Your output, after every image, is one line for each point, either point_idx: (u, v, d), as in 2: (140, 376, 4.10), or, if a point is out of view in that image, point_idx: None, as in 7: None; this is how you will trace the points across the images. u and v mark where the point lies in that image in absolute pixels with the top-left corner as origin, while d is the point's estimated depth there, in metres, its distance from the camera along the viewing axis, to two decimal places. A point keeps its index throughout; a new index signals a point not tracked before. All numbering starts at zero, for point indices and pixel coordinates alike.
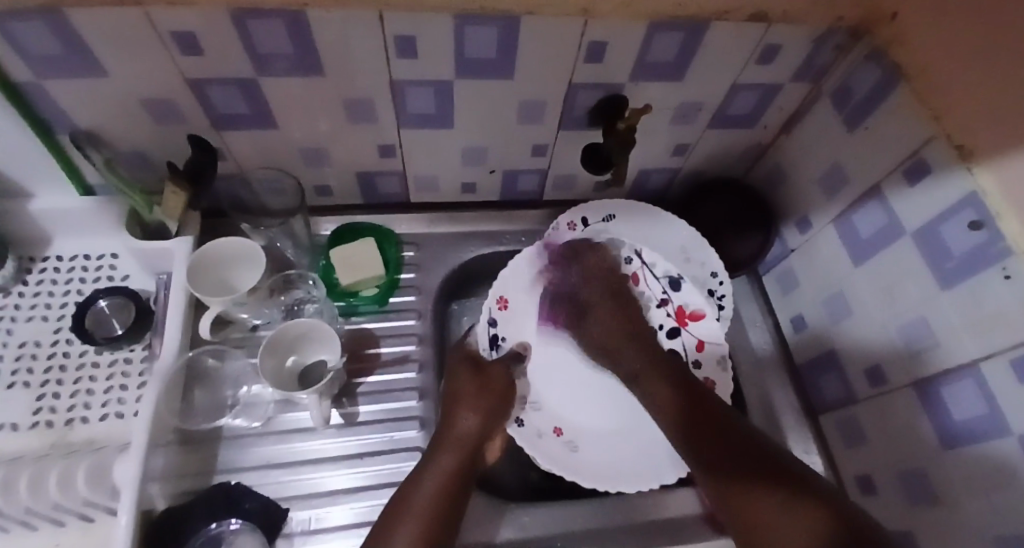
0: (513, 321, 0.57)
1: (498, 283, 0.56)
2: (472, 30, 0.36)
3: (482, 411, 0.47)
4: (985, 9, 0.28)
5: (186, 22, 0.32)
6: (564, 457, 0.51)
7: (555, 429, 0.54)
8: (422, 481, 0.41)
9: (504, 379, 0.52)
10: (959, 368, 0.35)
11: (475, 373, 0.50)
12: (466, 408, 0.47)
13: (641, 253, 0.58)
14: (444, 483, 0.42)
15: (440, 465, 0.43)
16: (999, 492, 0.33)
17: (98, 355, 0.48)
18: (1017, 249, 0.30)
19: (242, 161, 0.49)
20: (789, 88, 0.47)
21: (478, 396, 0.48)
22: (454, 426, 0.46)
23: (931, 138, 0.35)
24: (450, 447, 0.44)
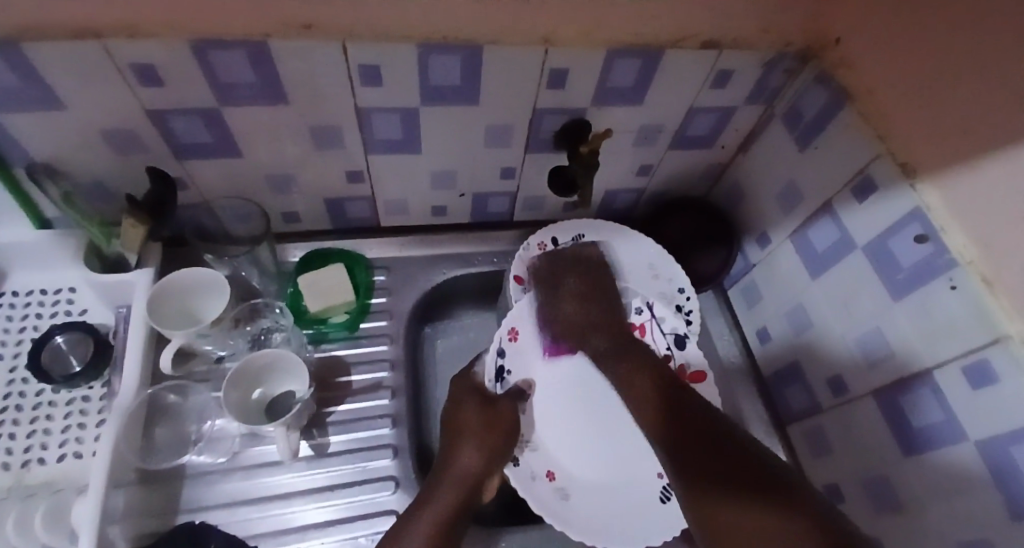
0: (523, 355, 0.55)
1: (513, 314, 0.54)
2: (437, 59, 0.37)
3: (488, 448, 0.47)
4: (931, 33, 0.30)
5: (146, 54, 0.32)
6: (558, 505, 0.48)
7: (548, 473, 0.50)
8: (419, 518, 0.41)
9: (510, 413, 0.51)
10: (916, 376, 0.37)
11: (485, 408, 0.49)
12: (471, 444, 0.47)
13: (652, 305, 0.56)
14: (441, 522, 0.41)
15: (439, 502, 0.42)
16: (959, 496, 0.34)
17: (54, 394, 0.46)
18: (962, 260, 0.31)
19: (206, 190, 0.48)
20: (744, 111, 0.49)
21: (485, 431, 0.48)
22: (456, 463, 0.46)
23: (876, 157, 0.37)
24: (452, 483, 0.44)
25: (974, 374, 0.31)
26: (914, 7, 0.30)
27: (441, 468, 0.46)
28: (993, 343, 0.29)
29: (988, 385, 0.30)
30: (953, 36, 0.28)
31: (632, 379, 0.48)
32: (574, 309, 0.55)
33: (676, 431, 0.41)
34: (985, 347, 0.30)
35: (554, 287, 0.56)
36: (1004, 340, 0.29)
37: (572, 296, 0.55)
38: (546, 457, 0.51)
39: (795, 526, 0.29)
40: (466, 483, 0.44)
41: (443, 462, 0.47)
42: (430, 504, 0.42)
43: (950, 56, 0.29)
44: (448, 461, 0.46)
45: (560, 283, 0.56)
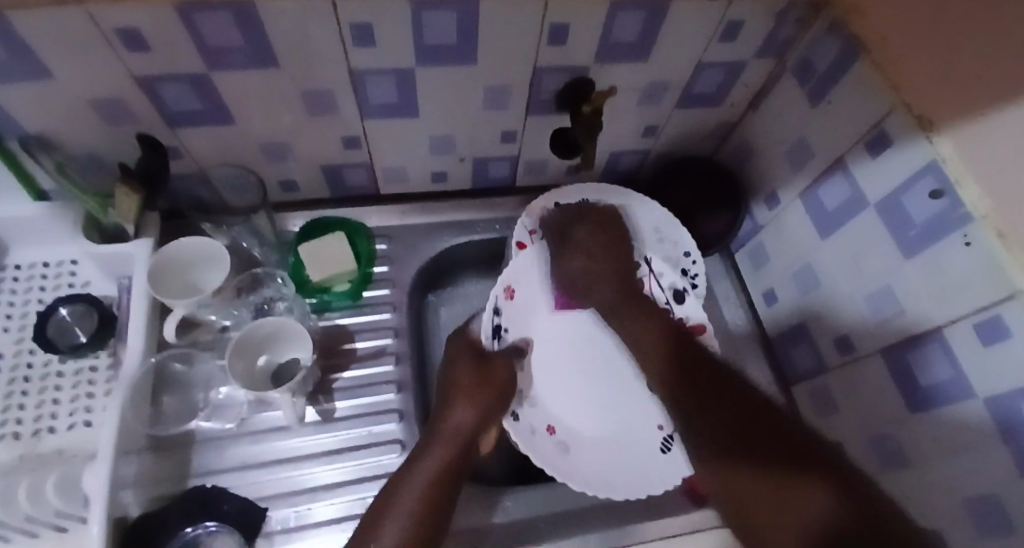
0: (517, 312, 0.55)
1: (509, 271, 0.54)
2: (430, 15, 0.35)
3: (480, 405, 0.47)
4: None
5: (128, 18, 0.31)
6: (555, 454, 0.49)
7: (548, 428, 0.52)
8: (412, 472, 0.41)
9: (504, 377, 0.50)
10: (926, 333, 0.36)
11: (477, 364, 0.49)
12: (463, 400, 0.46)
13: (650, 260, 0.57)
14: (434, 476, 0.41)
15: (431, 458, 0.42)
16: (966, 452, 0.34)
17: (62, 365, 0.46)
18: (976, 214, 0.30)
19: (201, 159, 0.47)
20: (753, 65, 0.47)
21: (477, 388, 0.47)
22: (449, 419, 0.45)
23: (891, 109, 0.36)
24: (445, 438, 0.44)
25: (986, 331, 0.31)
26: None
27: (433, 424, 0.46)
28: (1007, 299, 0.29)
29: (1000, 341, 0.30)
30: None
31: (644, 325, 0.53)
32: (585, 261, 0.56)
33: (709, 393, 0.42)
34: (998, 303, 0.29)
35: (565, 241, 0.56)
36: (1018, 296, 0.28)
37: (581, 249, 0.56)
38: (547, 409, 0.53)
39: (820, 506, 0.31)
40: (459, 438, 0.44)
41: (435, 419, 0.46)
42: (422, 458, 0.42)
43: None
44: (441, 416, 0.46)
45: (569, 234, 0.56)
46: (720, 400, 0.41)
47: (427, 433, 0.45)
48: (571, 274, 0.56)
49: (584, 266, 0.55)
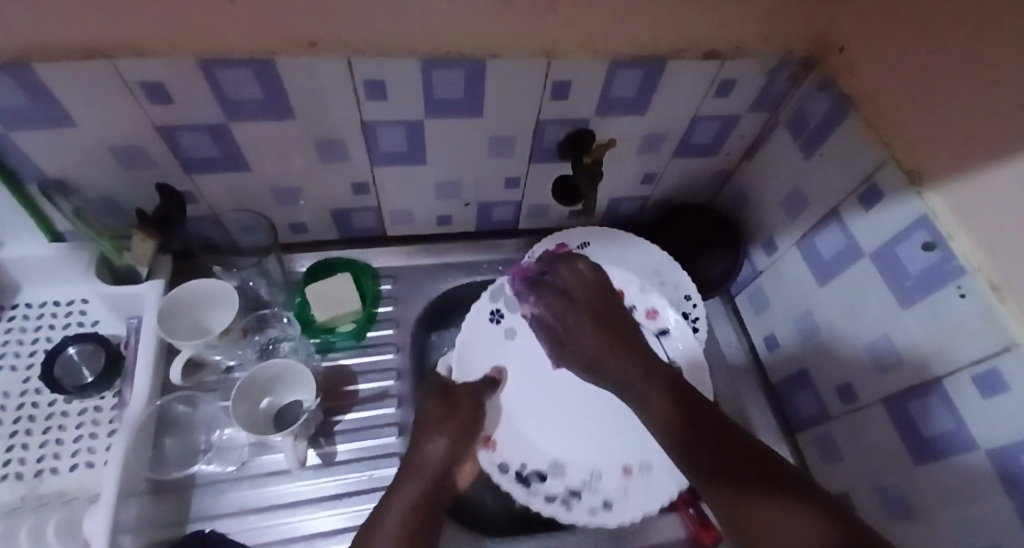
0: (488, 347, 0.55)
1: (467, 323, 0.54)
2: (440, 72, 0.37)
3: (454, 436, 0.47)
4: (936, 46, 0.30)
5: (155, 73, 0.33)
6: (630, 497, 0.49)
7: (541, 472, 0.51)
8: (389, 508, 0.41)
9: (471, 405, 0.50)
10: (925, 384, 0.36)
11: (443, 398, 0.49)
12: (436, 433, 0.46)
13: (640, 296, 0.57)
14: (410, 510, 0.42)
15: (405, 492, 0.43)
16: (974, 508, 0.33)
17: (67, 404, 0.47)
18: (970, 268, 0.31)
19: (215, 204, 0.49)
20: (748, 118, 0.49)
21: (447, 415, 0.48)
22: (423, 453, 0.45)
23: (881, 164, 0.37)
24: (421, 474, 0.44)
25: (986, 383, 0.31)
26: (920, 17, 0.30)
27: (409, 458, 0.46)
28: (1004, 351, 0.29)
29: (1000, 394, 0.30)
30: (959, 46, 0.28)
31: (643, 393, 0.48)
32: (594, 341, 0.52)
33: (730, 458, 0.40)
34: (996, 356, 0.30)
35: (566, 337, 0.53)
36: (1014, 349, 0.28)
37: (587, 330, 0.52)
38: (576, 477, 0.51)
39: None
40: (433, 474, 0.44)
41: (410, 453, 0.47)
42: (397, 495, 0.42)
43: (956, 65, 0.29)
44: (413, 452, 0.46)
45: (569, 319, 0.53)
46: (729, 466, 0.39)
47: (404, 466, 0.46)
48: (579, 338, 0.52)
49: (596, 341, 0.51)
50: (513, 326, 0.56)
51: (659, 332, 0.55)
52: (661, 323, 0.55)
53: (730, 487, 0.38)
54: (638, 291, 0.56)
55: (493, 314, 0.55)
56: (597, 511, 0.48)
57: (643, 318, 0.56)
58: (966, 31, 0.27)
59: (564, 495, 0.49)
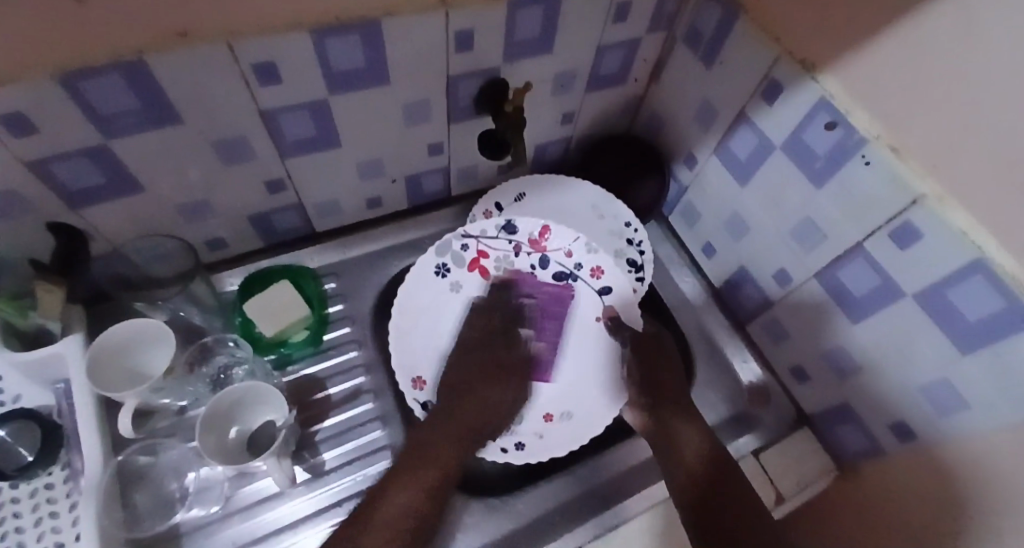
0: (431, 296, 0.55)
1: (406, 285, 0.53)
2: (335, 41, 0.35)
3: (504, 384, 0.52)
4: None
5: (9, 101, 0.28)
6: (543, 441, 0.50)
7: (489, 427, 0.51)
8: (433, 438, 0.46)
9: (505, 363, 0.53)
10: (850, 251, 0.39)
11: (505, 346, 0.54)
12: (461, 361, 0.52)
13: (594, 253, 0.55)
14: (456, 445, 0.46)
15: (448, 436, 0.46)
16: (895, 350, 0.38)
17: (14, 490, 0.41)
18: (870, 136, 0.33)
19: (114, 237, 0.44)
20: (647, 41, 0.50)
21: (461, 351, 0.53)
22: (487, 394, 0.50)
23: (776, 58, 0.39)
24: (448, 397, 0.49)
25: (899, 236, 0.33)
26: None
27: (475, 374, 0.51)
28: (913, 203, 0.31)
29: (912, 243, 0.32)
30: None
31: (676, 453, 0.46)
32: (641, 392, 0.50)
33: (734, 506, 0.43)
34: (906, 210, 0.32)
35: (643, 342, 0.52)
36: (921, 200, 0.31)
37: (652, 357, 0.51)
38: None
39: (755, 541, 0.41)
40: (487, 414, 0.49)
41: (468, 382, 0.51)
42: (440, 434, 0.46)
43: None
44: (460, 398, 0.50)
45: (648, 343, 0.52)
46: (734, 500, 0.44)
47: (444, 402, 0.49)
48: (653, 381, 0.50)
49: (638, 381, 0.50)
50: (459, 280, 0.56)
51: (602, 292, 0.55)
52: (604, 282, 0.55)
53: (694, 445, 0.46)
54: (584, 249, 0.56)
55: (438, 267, 0.55)
56: (509, 449, 0.49)
57: (586, 275, 0.56)
58: None
59: None
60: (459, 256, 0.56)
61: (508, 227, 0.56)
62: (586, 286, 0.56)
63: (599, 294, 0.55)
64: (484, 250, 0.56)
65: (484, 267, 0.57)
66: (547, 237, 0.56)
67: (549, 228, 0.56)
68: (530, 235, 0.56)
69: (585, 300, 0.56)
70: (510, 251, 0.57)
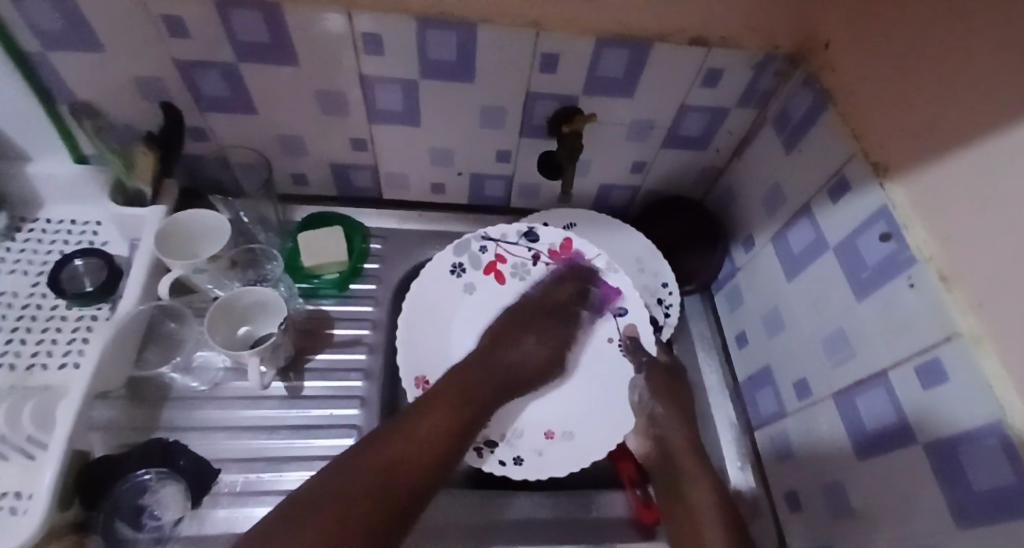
0: (446, 289, 0.56)
1: (429, 269, 0.55)
2: (433, 33, 0.40)
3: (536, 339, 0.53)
4: (911, 38, 0.30)
5: (177, 8, 0.36)
6: (544, 459, 0.50)
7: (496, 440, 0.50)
8: (411, 423, 0.40)
9: (509, 321, 0.55)
10: (874, 377, 0.35)
11: (537, 304, 0.56)
12: (523, 338, 0.52)
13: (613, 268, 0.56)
14: (446, 431, 0.42)
15: (439, 416, 0.42)
16: (891, 500, 0.33)
17: (67, 310, 0.50)
18: (922, 258, 0.30)
19: (223, 143, 0.53)
20: (736, 114, 0.50)
21: (494, 335, 0.53)
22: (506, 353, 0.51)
23: (852, 156, 0.37)
24: (497, 395, 0.48)
25: (927, 373, 0.30)
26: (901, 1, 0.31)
27: (524, 332, 0.53)
28: (946, 339, 0.28)
29: (938, 384, 0.29)
30: (928, 41, 0.29)
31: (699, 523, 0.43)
32: (684, 453, 0.48)
33: None
34: (938, 345, 0.29)
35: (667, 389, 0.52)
36: (957, 337, 0.27)
37: (677, 412, 0.51)
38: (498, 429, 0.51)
39: None
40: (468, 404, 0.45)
41: (507, 329, 0.53)
42: (425, 415, 0.41)
43: (924, 56, 0.29)
44: (467, 363, 0.49)
45: (674, 395, 0.52)
46: None
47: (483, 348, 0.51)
48: (670, 436, 0.49)
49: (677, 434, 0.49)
50: (474, 280, 0.57)
51: (617, 313, 0.55)
52: (621, 303, 0.55)
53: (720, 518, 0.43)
54: (605, 266, 0.56)
55: (454, 266, 0.57)
56: (508, 463, 0.49)
57: (605, 295, 0.56)
58: (934, 18, 0.28)
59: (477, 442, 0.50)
60: (478, 257, 0.58)
61: (530, 234, 0.58)
62: (602, 305, 0.56)
63: (615, 316, 0.56)
64: (504, 254, 0.58)
65: (501, 270, 0.58)
66: (568, 249, 0.57)
67: (570, 240, 0.57)
68: (551, 245, 0.57)
69: (602, 318, 0.56)
70: (528, 259, 0.58)
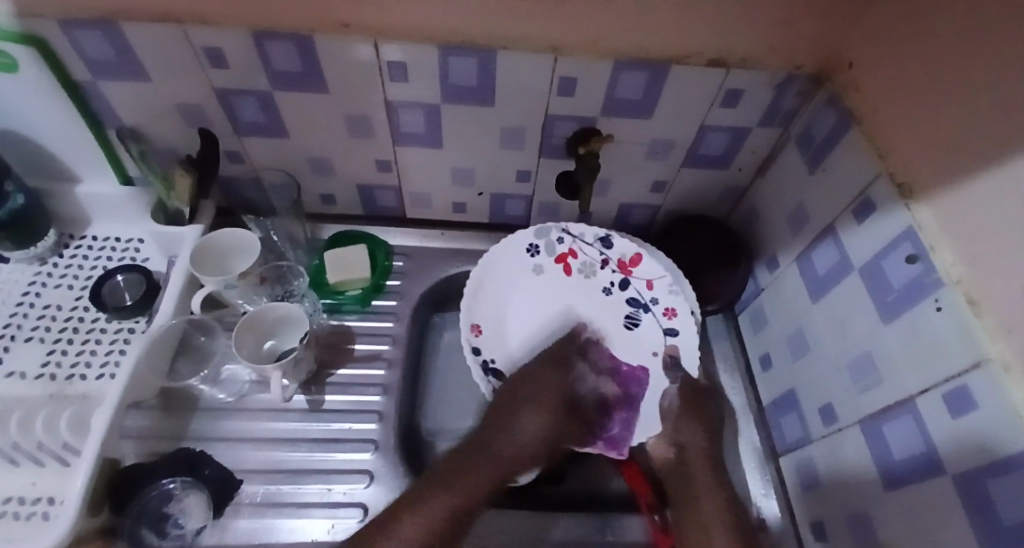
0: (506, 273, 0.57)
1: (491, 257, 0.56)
2: (454, 60, 0.41)
3: (545, 421, 0.48)
4: (935, 58, 0.30)
5: (217, 40, 0.39)
6: None
7: None
8: (411, 515, 0.41)
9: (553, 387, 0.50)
10: (900, 404, 0.34)
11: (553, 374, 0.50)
12: (523, 416, 0.48)
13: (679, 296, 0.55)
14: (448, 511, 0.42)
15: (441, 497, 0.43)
16: (920, 534, 0.31)
17: (107, 323, 0.53)
18: (949, 280, 0.29)
19: (256, 164, 0.55)
20: (758, 133, 0.49)
21: (539, 398, 0.49)
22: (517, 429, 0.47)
23: (876, 177, 0.36)
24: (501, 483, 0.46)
25: (955, 401, 0.28)
26: (924, 22, 0.31)
27: (530, 408, 0.48)
28: (975, 366, 0.27)
29: (966, 412, 0.27)
30: (953, 61, 0.28)
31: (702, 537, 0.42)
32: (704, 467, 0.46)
33: None
34: (967, 371, 0.27)
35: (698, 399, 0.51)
36: (986, 363, 0.26)
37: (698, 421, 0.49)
38: None
39: None
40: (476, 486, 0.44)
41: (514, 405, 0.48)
42: (434, 503, 0.42)
43: (949, 75, 0.29)
44: (493, 427, 0.48)
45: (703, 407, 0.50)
46: None
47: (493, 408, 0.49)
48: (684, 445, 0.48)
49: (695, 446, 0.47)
50: (542, 263, 0.58)
51: (667, 332, 0.54)
52: (673, 323, 0.54)
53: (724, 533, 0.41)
54: (666, 288, 0.56)
55: (529, 246, 0.58)
56: None
57: (658, 313, 0.55)
58: (958, 38, 0.28)
59: None
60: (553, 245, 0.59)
61: (606, 240, 0.58)
62: (655, 321, 0.55)
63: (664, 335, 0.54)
64: (577, 250, 0.58)
65: (569, 264, 0.58)
66: (637, 263, 0.57)
67: (641, 256, 0.57)
68: (622, 256, 0.57)
69: (652, 331, 0.55)
70: (598, 261, 0.58)
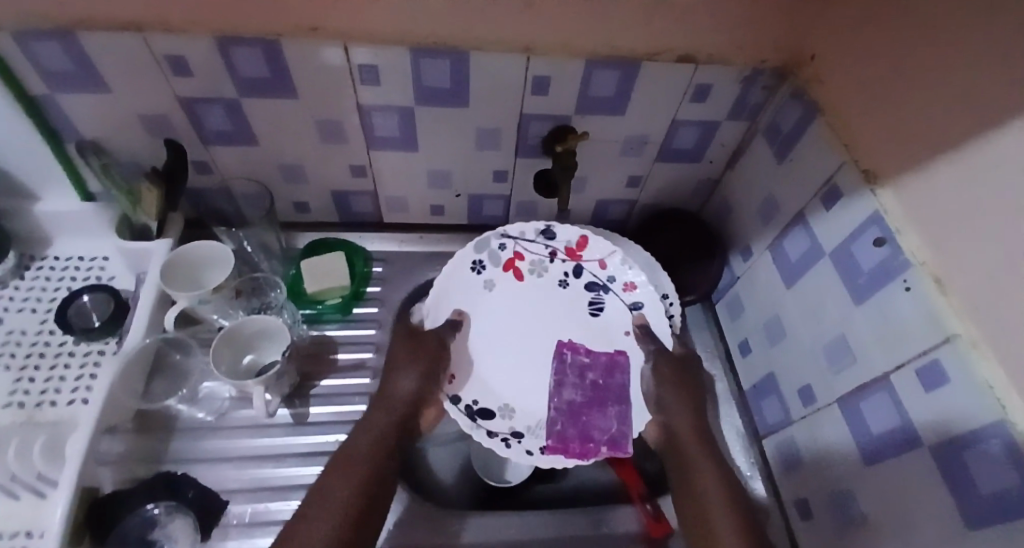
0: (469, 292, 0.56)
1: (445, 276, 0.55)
2: (427, 62, 0.41)
3: (424, 373, 0.48)
4: (893, 50, 0.31)
5: (180, 47, 0.38)
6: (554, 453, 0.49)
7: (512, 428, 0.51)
8: (330, 491, 0.38)
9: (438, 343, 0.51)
10: (875, 382, 0.35)
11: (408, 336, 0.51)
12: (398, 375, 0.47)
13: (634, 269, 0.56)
14: (364, 482, 0.39)
15: (345, 474, 0.39)
16: (899, 504, 0.33)
17: (75, 345, 0.51)
18: (915, 261, 0.31)
19: (226, 174, 0.54)
20: (727, 126, 0.51)
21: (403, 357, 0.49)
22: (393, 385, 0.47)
23: (842, 165, 0.38)
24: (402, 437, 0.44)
25: (927, 377, 0.30)
26: (880, 16, 0.32)
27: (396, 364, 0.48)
28: (944, 342, 0.28)
29: (938, 386, 0.29)
30: (910, 53, 0.30)
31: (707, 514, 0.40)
32: (694, 440, 0.45)
33: None
34: (936, 347, 0.29)
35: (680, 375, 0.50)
36: (954, 339, 0.27)
37: (683, 396, 0.48)
38: (523, 421, 0.52)
39: None
40: (373, 453, 0.41)
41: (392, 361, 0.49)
42: (335, 482, 0.39)
43: (908, 66, 0.30)
44: (383, 387, 0.47)
45: (687, 383, 0.50)
46: None
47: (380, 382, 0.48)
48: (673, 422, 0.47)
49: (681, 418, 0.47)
50: (493, 277, 0.57)
51: (633, 306, 0.56)
52: (635, 297, 0.56)
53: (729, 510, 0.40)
54: (619, 262, 0.57)
55: (474, 263, 0.57)
56: (534, 452, 0.49)
57: (620, 290, 0.56)
58: (914, 30, 0.29)
59: (506, 432, 0.50)
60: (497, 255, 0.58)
61: (547, 232, 0.57)
62: (617, 298, 0.56)
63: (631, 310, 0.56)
64: (522, 252, 0.58)
65: (518, 268, 0.58)
66: (583, 247, 0.57)
67: (587, 239, 0.57)
68: (567, 243, 0.57)
69: (619, 311, 0.56)
70: (546, 256, 0.58)
